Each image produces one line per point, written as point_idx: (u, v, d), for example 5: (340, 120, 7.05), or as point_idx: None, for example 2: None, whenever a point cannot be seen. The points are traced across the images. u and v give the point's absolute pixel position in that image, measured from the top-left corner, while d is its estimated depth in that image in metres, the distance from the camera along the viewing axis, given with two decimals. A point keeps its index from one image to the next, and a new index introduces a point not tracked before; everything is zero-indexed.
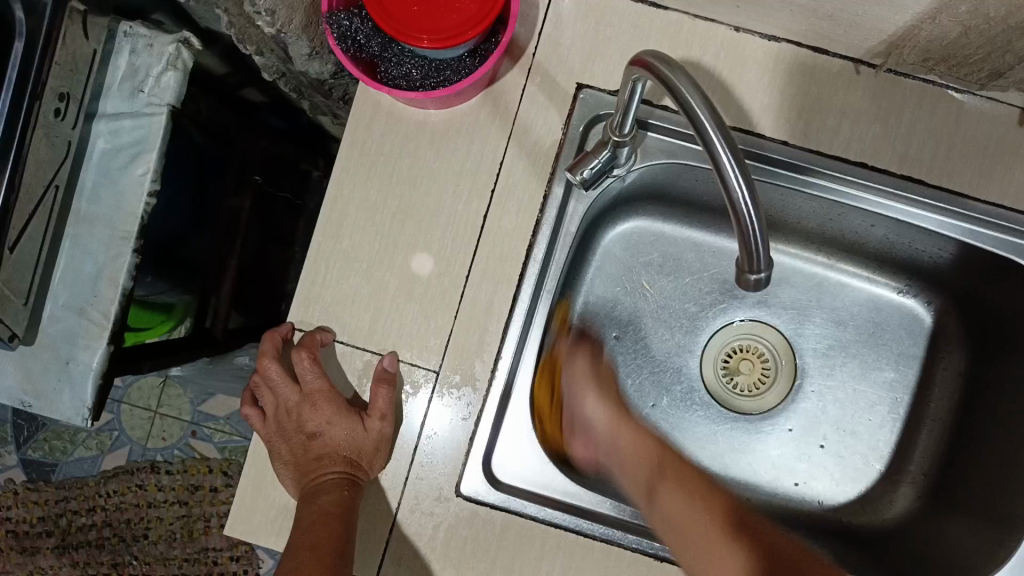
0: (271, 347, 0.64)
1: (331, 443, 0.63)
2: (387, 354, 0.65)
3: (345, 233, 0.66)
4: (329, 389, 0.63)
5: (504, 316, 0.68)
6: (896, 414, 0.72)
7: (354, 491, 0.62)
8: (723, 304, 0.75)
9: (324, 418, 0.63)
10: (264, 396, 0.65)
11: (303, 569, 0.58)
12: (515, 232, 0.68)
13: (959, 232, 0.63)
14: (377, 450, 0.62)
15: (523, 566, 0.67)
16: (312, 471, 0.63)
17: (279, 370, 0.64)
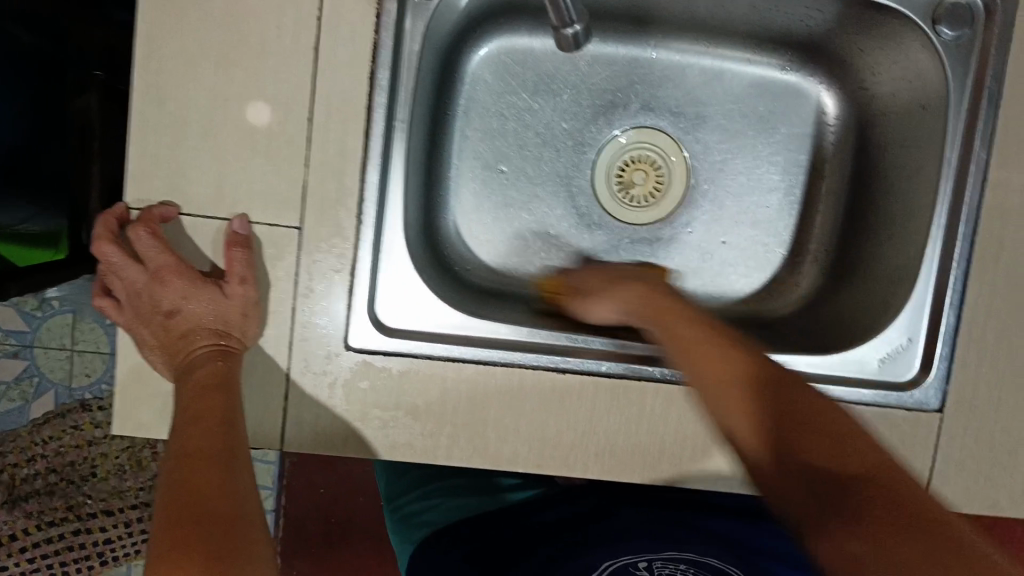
0: (105, 230, 0.61)
1: (193, 317, 0.62)
2: (237, 217, 0.63)
3: (166, 96, 0.61)
4: (176, 262, 0.61)
5: (359, 156, 0.63)
6: (793, 196, 0.78)
7: (229, 362, 0.61)
8: (607, 116, 0.78)
9: (180, 294, 0.61)
10: (115, 284, 0.63)
11: (185, 441, 0.56)
12: (354, 63, 0.62)
13: None
14: (246, 315, 0.61)
15: (429, 407, 0.65)
16: (181, 349, 0.62)
17: (116, 252, 0.61)
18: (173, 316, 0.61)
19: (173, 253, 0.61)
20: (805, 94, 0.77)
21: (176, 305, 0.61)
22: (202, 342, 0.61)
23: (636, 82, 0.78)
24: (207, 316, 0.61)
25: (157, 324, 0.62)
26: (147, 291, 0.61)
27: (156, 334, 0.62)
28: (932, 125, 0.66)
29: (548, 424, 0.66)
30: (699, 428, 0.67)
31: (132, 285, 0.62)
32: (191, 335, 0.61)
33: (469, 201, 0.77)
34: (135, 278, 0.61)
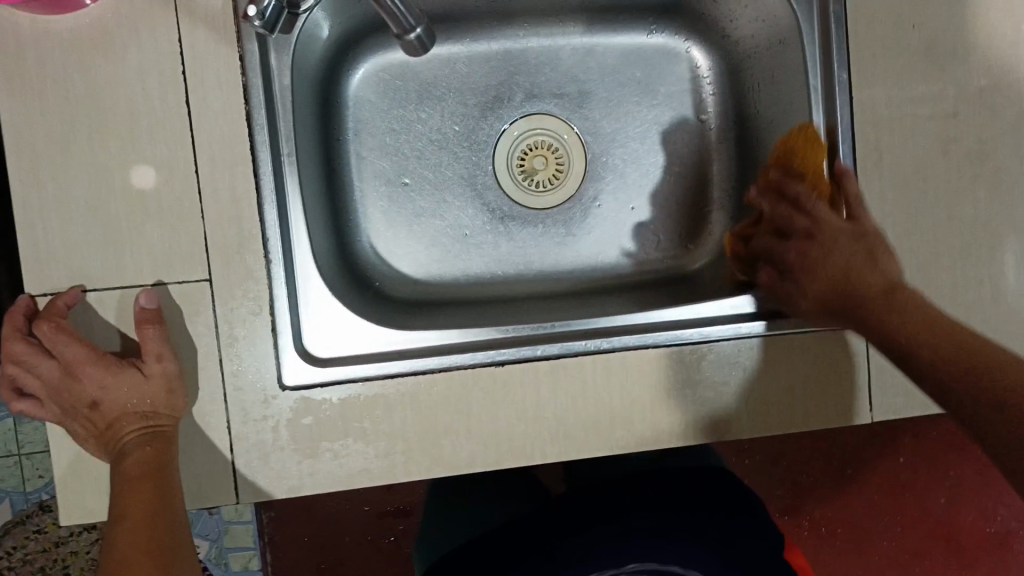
0: (12, 330, 0.60)
1: (118, 404, 0.60)
2: (146, 289, 0.62)
3: (46, 178, 0.60)
4: (89, 351, 0.59)
5: (253, 197, 0.63)
6: (688, 150, 0.81)
7: (162, 443, 0.60)
8: (494, 111, 0.80)
9: (99, 384, 0.59)
10: (26, 380, 0.60)
11: (122, 541, 0.56)
12: (227, 107, 0.62)
13: None
14: (171, 390, 0.61)
15: (377, 428, 0.65)
16: (113, 437, 0.60)
17: (24, 348, 0.59)
18: (96, 406, 0.60)
19: (83, 342, 0.59)
20: (677, 53, 0.80)
21: (95, 395, 0.59)
22: (131, 426, 0.60)
23: (514, 73, 0.80)
24: (130, 400, 0.60)
25: (80, 413, 0.60)
26: (67, 385, 0.59)
27: (83, 425, 0.61)
28: (793, 58, 0.70)
29: (498, 419, 0.67)
30: (642, 389, 0.68)
31: (46, 380, 0.60)
32: (117, 422, 0.60)
33: (379, 220, 0.78)
34: (48, 372, 0.59)
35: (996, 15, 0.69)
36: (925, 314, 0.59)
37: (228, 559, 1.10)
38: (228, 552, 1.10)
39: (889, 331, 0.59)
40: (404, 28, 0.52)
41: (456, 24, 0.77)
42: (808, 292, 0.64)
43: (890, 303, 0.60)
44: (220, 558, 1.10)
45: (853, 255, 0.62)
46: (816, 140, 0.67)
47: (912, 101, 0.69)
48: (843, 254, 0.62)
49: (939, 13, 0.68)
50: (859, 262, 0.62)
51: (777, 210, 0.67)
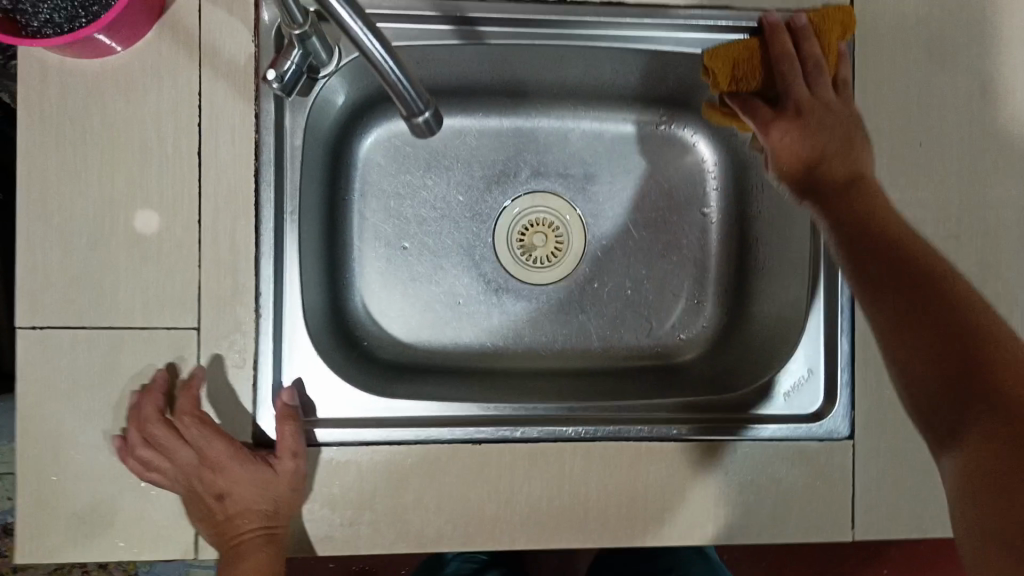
0: (153, 405, 0.60)
1: (243, 503, 0.60)
2: (285, 387, 0.64)
3: (50, 211, 0.61)
4: (228, 447, 0.60)
5: (251, 250, 0.63)
6: (689, 241, 0.81)
7: (278, 544, 0.61)
8: (501, 184, 0.81)
9: (232, 478, 0.60)
10: (154, 463, 0.59)
11: None
12: (237, 161, 0.63)
13: (699, 46, 0.69)
14: (296, 491, 0.62)
15: (347, 494, 0.64)
16: (231, 533, 0.60)
17: (165, 429, 0.59)
18: (222, 500, 0.60)
19: (224, 435, 0.60)
20: (684, 146, 0.82)
21: (227, 488, 0.60)
22: (252, 524, 0.60)
23: (524, 151, 0.81)
24: (257, 500, 0.60)
25: (203, 505, 0.60)
26: (197, 474, 0.59)
27: (201, 516, 0.60)
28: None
29: (471, 497, 0.66)
30: (620, 481, 0.67)
31: (178, 467, 0.59)
32: (239, 519, 0.60)
33: (375, 281, 0.78)
34: (183, 459, 0.59)
35: (997, 144, 0.70)
36: (879, 210, 0.60)
37: None
38: None
39: (856, 234, 0.59)
40: (413, 108, 0.52)
41: (469, 100, 0.79)
42: (783, 155, 0.65)
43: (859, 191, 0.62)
44: None
45: (840, 138, 0.64)
46: (846, 24, 0.65)
47: (914, 219, 0.69)
48: (818, 129, 0.64)
49: (944, 135, 0.69)
50: (835, 147, 0.64)
51: (782, 53, 0.65)
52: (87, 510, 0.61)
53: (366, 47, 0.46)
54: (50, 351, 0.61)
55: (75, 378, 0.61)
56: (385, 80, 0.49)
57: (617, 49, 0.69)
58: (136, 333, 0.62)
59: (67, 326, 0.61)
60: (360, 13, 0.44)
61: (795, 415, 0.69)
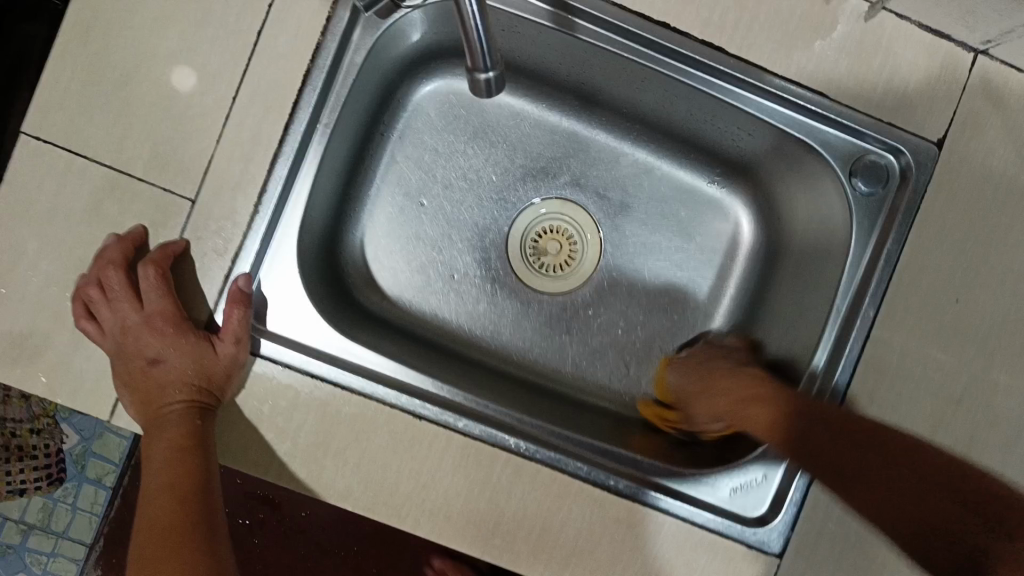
0: (117, 254, 0.59)
1: (175, 371, 0.59)
2: (242, 273, 0.62)
3: (96, 36, 0.60)
4: (173, 310, 0.59)
5: (273, 145, 0.62)
6: (695, 305, 0.79)
7: (205, 419, 0.59)
8: (537, 180, 0.79)
9: (169, 344, 0.59)
10: (100, 312, 0.59)
11: (160, 515, 0.56)
12: (292, 55, 0.61)
13: (782, 120, 0.65)
14: (230, 374, 0.60)
15: (273, 416, 0.62)
16: (155, 401, 0.59)
17: (119, 280, 0.59)
18: (155, 364, 0.59)
19: (173, 300, 0.60)
20: (727, 212, 0.79)
21: (163, 354, 0.59)
22: (179, 395, 0.59)
23: (572, 157, 0.79)
24: (189, 371, 0.59)
25: (134, 366, 0.59)
26: (136, 331, 0.59)
27: (128, 378, 0.59)
28: (830, 274, 0.68)
29: (389, 467, 0.63)
30: (539, 508, 0.64)
31: (121, 322, 0.59)
32: (167, 388, 0.59)
33: (381, 225, 0.76)
34: (128, 315, 0.59)
35: None
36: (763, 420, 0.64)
37: (86, 464, 1.19)
38: (89, 457, 1.19)
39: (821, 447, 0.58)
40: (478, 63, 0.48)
41: (539, 89, 0.77)
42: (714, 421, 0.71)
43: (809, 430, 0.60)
44: (81, 458, 1.19)
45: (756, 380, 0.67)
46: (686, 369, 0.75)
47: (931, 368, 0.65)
48: (737, 397, 0.67)
49: (991, 298, 0.65)
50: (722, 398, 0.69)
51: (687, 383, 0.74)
52: (22, 334, 0.60)
53: None
54: (44, 169, 0.60)
55: (58, 204, 0.60)
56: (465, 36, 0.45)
57: (706, 94, 0.66)
58: (132, 184, 0.61)
59: (69, 152, 0.60)
60: None
61: (739, 510, 0.67)
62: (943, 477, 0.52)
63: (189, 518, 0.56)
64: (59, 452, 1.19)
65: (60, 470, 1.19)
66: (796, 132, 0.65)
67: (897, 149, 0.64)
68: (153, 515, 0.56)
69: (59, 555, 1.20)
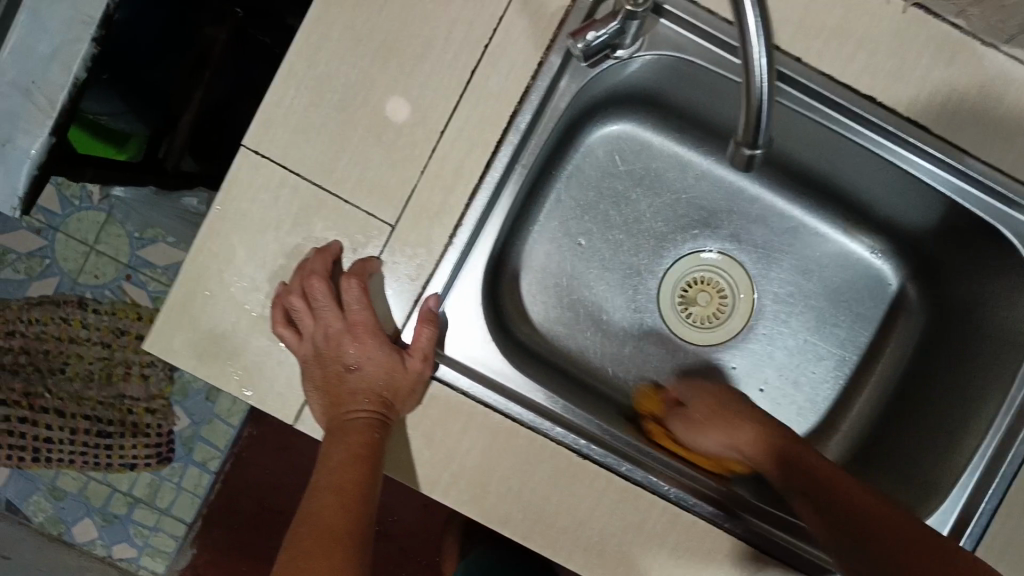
0: (321, 267, 0.62)
1: (366, 380, 0.61)
2: (433, 295, 0.64)
3: (321, 59, 0.62)
4: (372, 320, 0.62)
5: (473, 182, 0.64)
6: (841, 371, 0.80)
7: (384, 431, 0.61)
8: (695, 232, 0.81)
9: (364, 353, 0.61)
10: (301, 319, 0.61)
11: (318, 508, 0.55)
12: (502, 96, 0.63)
13: (975, 201, 0.65)
14: (413, 390, 0.62)
15: (444, 440, 0.64)
16: (344, 404, 0.61)
17: (324, 291, 0.61)
18: (350, 373, 0.61)
19: (372, 312, 0.62)
20: (884, 280, 0.79)
21: (359, 362, 0.61)
22: (367, 405, 0.60)
23: (732, 211, 0.81)
24: (379, 382, 0.61)
25: (329, 371, 0.61)
26: (337, 338, 0.61)
27: (322, 385, 0.61)
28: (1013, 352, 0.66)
29: (548, 503, 0.65)
30: (687, 559, 0.66)
31: (323, 330, 0.61)
32: (357, 395, 0.61)
33: (539, 260, 0.78)
34: (330, 324, 0.61)
35: None
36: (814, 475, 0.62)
37: (193, 447, 1.24)
38: (197, 441, 1.25)
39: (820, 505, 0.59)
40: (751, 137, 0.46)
41: (712, 140, 0.78)
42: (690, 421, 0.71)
43: (852, 518, 0.57)
44: (189, 441, 1.24)
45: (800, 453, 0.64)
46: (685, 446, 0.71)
47: None
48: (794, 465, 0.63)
49: None
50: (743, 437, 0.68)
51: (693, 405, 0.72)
52: (222, 334, 0.64)
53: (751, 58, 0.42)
54: (257, 183, 0.63)
55: (267, 217, 0.63)
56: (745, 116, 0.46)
57: (899, 169, 0.67)
58: (338, 204, 0.63)
59: (284, 169, 0.63)
60: (764, 20, 0.41)
61: None
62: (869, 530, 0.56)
63: (347, 526, 0.54)
64: (169, 433, 1.24)
65: (169, 449, 1.24)
66: (985, 215, 0.65)
67: None
68: (318, 515, 0.54)
69: (160, 531, 1.24)
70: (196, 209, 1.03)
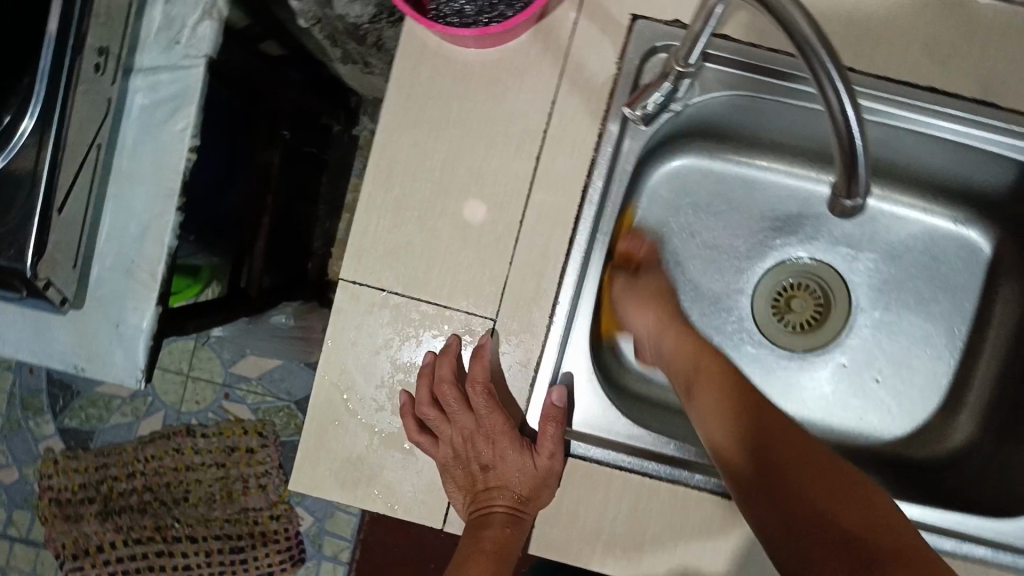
0: (448, 371, 0.64)
1: (502, 478, 0.64)
2: (555, 386, 0.65)
3: (395, 181, 0.66)
4: (504, 421, 0.64)
5: (560, 261, 0.66)
6: (953, 345, 0.79)
7: (518, 529, 0.63)
8: (772, 244, 0.82)
9: (499, 452, 0.64)
10: (437, 425, 0.64)
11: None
12: (570, 173, 0.66)
13: None
14: (546, 484, 0.64)
15: (589, 509, 0.66)
16: (481, 501, 0.64)
17: (455, 396, 0.64)
18: (487, 472, 0.64)
19: (502, 413, 0.64)
20: (974, 247, 0.79)
21: (494, 462, 0.64)
22: (504, 502, 0.63)
23: (809, 216, 0.81)
24: (514, 479, 0.63)
25: (467, 469, 0.65)
26: (472, 439, 0.64)
27: (461, 483, 0.65)
28: None
29: (701, 549, 0.66)
30: None
31: (458, 432, 0.64)
32: (492, 493, 0.64)
33: None
34: (466, 425, 0.64)
35: None
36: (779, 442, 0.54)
37: (322, 542, 1.27)
38: (324, 536, 1.27)
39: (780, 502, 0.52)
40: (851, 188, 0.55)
41: (770, 152, 0.79)
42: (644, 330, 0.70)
43: (794, 520, 0.51)
44: (317, 537, 1.27)
45: (732, 442, 0.57)
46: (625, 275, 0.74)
47: None
48: (734, 452, 0.57)
49: None
50: (709, 369, 0.62)
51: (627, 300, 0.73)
52: (358, 459, 0.67)
53: (842, 117, 0.48)
54: (361, 309, 0.66)
55: (377, 338, 0.66)
56: (843, 164, 0.52)
57: (968, 149, 0.69)
58: (439, 311, 0.66)
59: (383, 291, 0.66)
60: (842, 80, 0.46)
61: None
62: (848, 552, 0.47)
63: None
64: (297, 534, 1.28)
65: (300, 551, 1.28)
66: None
67: None
68: None
69: None
70: (284, 323, 1.08)
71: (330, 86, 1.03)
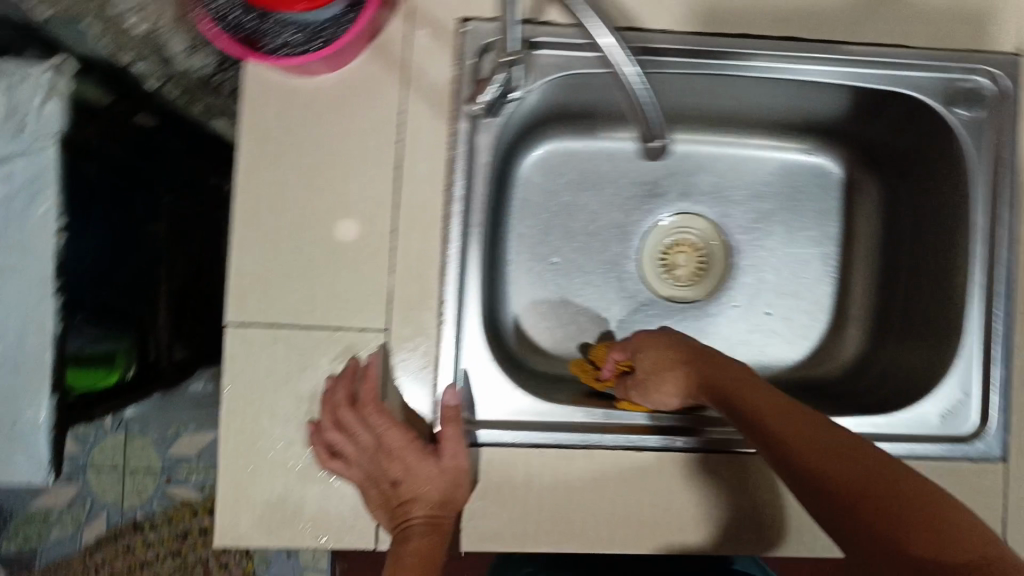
0: (344, 396, 0.65)
1: (412, 490, 0.63)
2: (449, 388, 0.67)
3: (263, 218, 0.67)
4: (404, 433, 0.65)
5: (438, 262, 0.68)
6: (829, 265, 0.84)
7: (439, 535, 0.63)
8: (648, 206, 0.86)
9: (405, 466, 0.64)
10: (343, 451, 0.64)
11: None
12: (431, 177, 0.68)
13: (875, 80, 0.71)
14: (457, 485, 0.64)
15: (514, 490, 0.69)
16: (398, 518, 0.63)
17: (353, 419, 0.64)
18: (397, 487, 0.64)
19: (400, 427, 0.65)
20: (827, 172, 0.84)
21: (402, 476, 0.64)
22: (421, 513, 0.63)
23: (675, 174, 0.86)
24: (424, 488, 0.63)
25: (379, 490, 0.64)
26: (376, 458, 0.64)
27: (377, 502, 0.65)
28: (954, 178, 0.72)
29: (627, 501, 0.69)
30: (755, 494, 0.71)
31: (362, 454, 0.64)
32: (406, 506, 0.63)
33: (526, 290, 0.83)
34: (369, 445, 0.64)
35: None
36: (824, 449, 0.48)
37: None
38: None
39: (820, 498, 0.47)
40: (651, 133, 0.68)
41: (625, 123, 0.83)
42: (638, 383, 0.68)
43: (835, 518, 0.46)
44: None
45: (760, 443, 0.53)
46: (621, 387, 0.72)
47: None
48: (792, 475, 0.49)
49: None
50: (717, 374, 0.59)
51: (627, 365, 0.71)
52: (279, 498, 0.67)
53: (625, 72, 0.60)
54: (254, 348, 0.67)
55: (276, 373, 0.67)
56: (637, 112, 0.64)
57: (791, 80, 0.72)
58: (332, 334, 0.67)
59: (273, 325, 0.67)
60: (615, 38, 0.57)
61: (958, 430, 0.70)
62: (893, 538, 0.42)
63: None
64: None
65: None
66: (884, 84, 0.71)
67: (978, 69, 0.70)
68: None
69: None
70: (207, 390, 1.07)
71: (207, 145, 1.03)
